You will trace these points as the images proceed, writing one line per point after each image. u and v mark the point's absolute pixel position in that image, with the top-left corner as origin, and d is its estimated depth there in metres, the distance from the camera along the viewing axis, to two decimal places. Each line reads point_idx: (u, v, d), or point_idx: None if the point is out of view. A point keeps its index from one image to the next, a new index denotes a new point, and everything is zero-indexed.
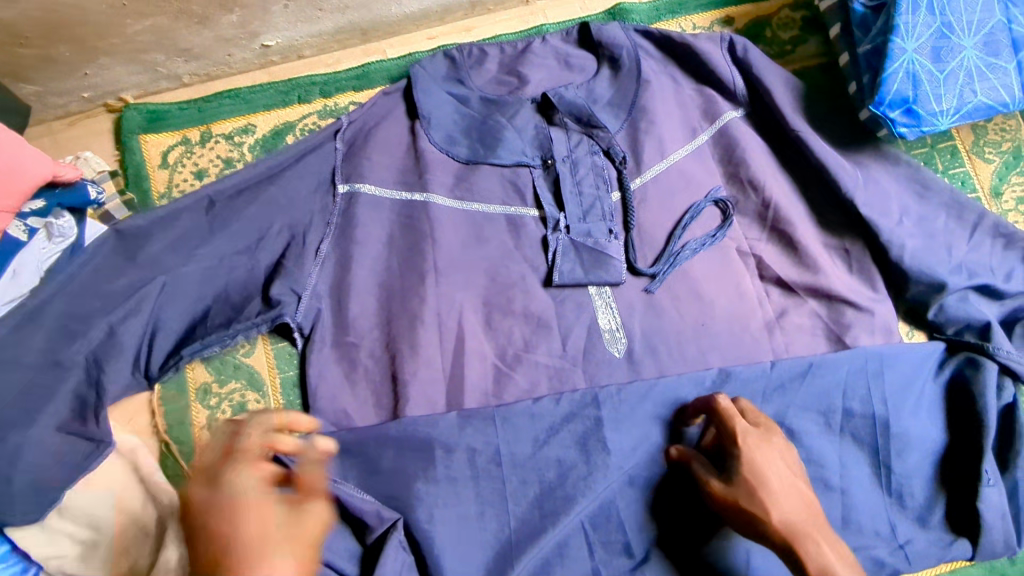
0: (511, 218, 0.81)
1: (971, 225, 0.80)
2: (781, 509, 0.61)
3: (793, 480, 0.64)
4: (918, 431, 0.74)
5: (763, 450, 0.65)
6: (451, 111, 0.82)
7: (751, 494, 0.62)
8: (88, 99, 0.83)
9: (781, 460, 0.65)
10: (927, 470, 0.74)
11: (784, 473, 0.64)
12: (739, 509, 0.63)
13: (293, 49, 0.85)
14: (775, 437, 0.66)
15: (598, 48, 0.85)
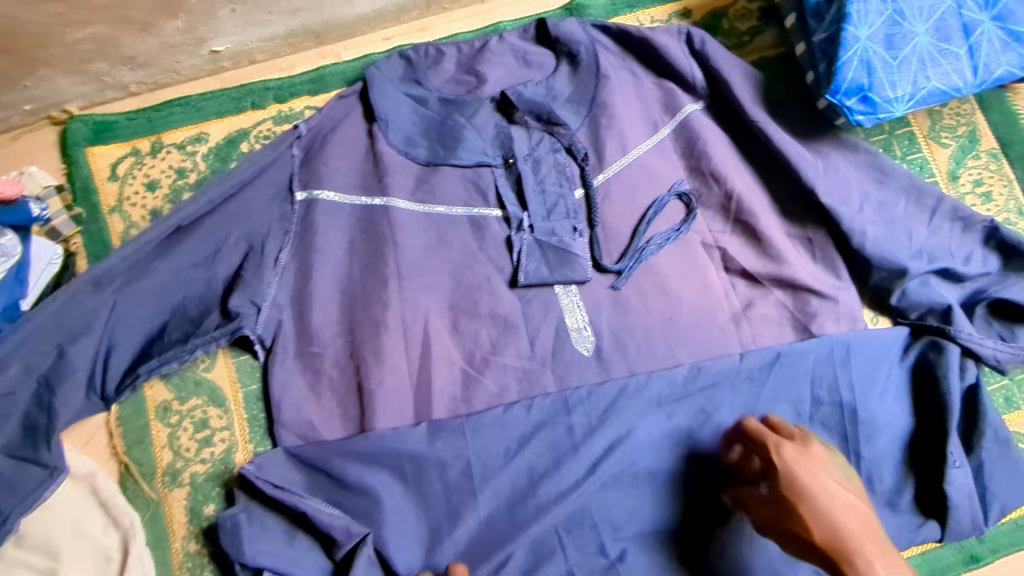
0: (474, 220, 0.80)
1: (929, 209, 0.81)
2: (824, 524, 0.60)
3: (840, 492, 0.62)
4: (885, 416, 0.75)
5: (802, 463, 0.64)
6: (410, 112, 0.81)
7: (792, 511, 0.62)
8: (30, 112, 0.80)
9: (826, 471, 0.63)
10: (895, 454, 0.75)
11: (827, 484, 0.63)
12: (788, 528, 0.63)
13: (244, 53, 0.83)
14: (816, 449, 0.66)
15: (555, 44, 0.84)
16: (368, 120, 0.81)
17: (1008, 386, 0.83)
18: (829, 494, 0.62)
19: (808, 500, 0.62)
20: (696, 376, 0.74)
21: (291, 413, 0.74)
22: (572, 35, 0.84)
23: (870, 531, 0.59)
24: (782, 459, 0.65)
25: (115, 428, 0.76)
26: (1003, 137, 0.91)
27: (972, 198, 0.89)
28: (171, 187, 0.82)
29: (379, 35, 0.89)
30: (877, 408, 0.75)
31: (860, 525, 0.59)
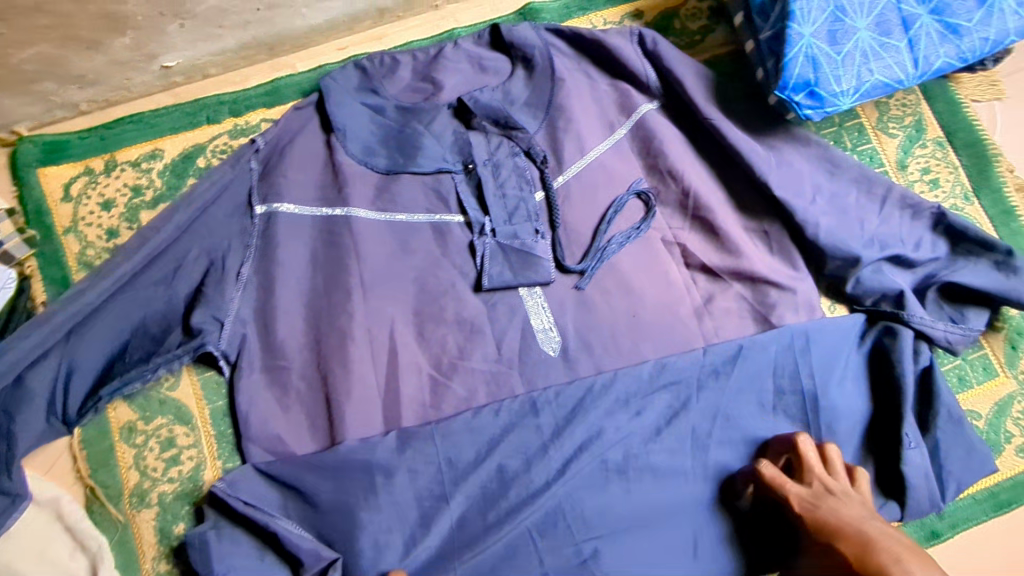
0: (436, 226, 0.80)
1: (880, 198, 0.83)
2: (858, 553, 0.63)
3: (868, 520, 0.65)
4: (845, 402, 0.77)
5: (821, 501, 0.68)
6: (368, 122, 0.81)
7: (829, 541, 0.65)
8: None
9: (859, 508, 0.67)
10: (855, 438, 0.77)
11: (852, 516, 0.66)
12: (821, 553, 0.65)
13: (197, 66, 0.83)
14: (833, 483, 0.70)
15: (510, 49, 0.85)
16: (326, 131, 0.81)
17: (961, 365, 0.86)
18: (856, 524, 0.65)
19: (836, 534, 0.65)
20: (661, 371, 0.75)
21: (259, 427, 0.73)
22: (525, 40, 0.85)
23: (902, 545, 0.62)
24: (802, 502, 0.69)
25: (79, 452, 0.75)
26: (948, 125, 0.94)
27: (921, 186, 0.92)
28: (127, 206, 0.81)
29: (335, 46, 0.89)
30: (837, 395, 0.77)
31: (888, 541, 0.62)
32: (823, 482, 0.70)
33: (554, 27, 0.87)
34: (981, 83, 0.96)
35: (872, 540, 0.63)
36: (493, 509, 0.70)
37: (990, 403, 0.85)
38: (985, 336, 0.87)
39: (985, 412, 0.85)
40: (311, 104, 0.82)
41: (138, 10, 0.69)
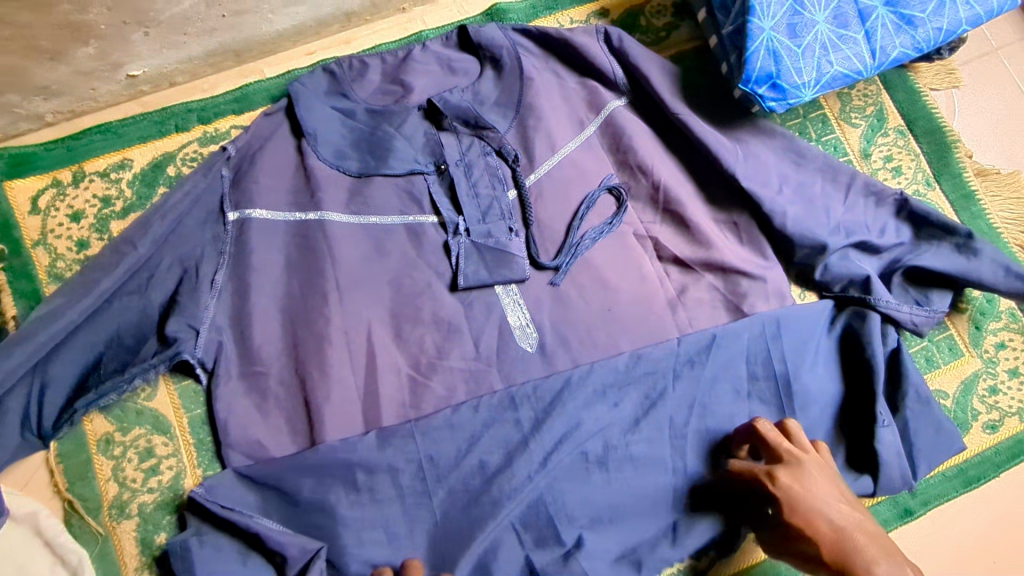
0: (411, 227, 0.81)
1: (845, 186, 0.85)
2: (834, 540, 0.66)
3: (841, 507, 0.68)
4: (817, 385, 0.79)
5: (802, 488, 0.69)
6: (338, 125, 0.81)
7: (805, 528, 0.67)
8: None
9: (830, 489, 0.69)
10: (827, 420, 0.79)
11: (828, 504, 0.68)
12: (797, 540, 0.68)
13: (164, 75, 0.83)
14: (809, 464, 0.70)
15: (478, 50, 0.86)
16: (296, 135, 0.81)
17: (927, 347, 0.88)
18: (830, 517, 0.67)
19: (815, 525, 0.67)
20: (637, 362, 0.76)
21: (238, 434, 0.73)
22: (493, 41, 0.86)
23: (870, 537, 0.66)
24: (784, 488, 0.69)
25: (55, 466, 0.74)
26: (907, 114, 0.97)
27: (885, 174, 0.95)
28: (97, 216, 0.81)
29: (303, 52, 0.90)
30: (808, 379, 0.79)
31: (864, 538, 0.66)
32: (800, 464, 0.70)
33: (521, 27, 0.88)
34: (936, 72, 0.99)
35: (848, 534, 0.66)
36: (476, 506, 0.71)
37: (956, 381, 0.87)
38: (950, 317, 0.90)
39: (952, 391, 0.87)
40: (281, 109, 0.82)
41: (100, 17, 0.69)
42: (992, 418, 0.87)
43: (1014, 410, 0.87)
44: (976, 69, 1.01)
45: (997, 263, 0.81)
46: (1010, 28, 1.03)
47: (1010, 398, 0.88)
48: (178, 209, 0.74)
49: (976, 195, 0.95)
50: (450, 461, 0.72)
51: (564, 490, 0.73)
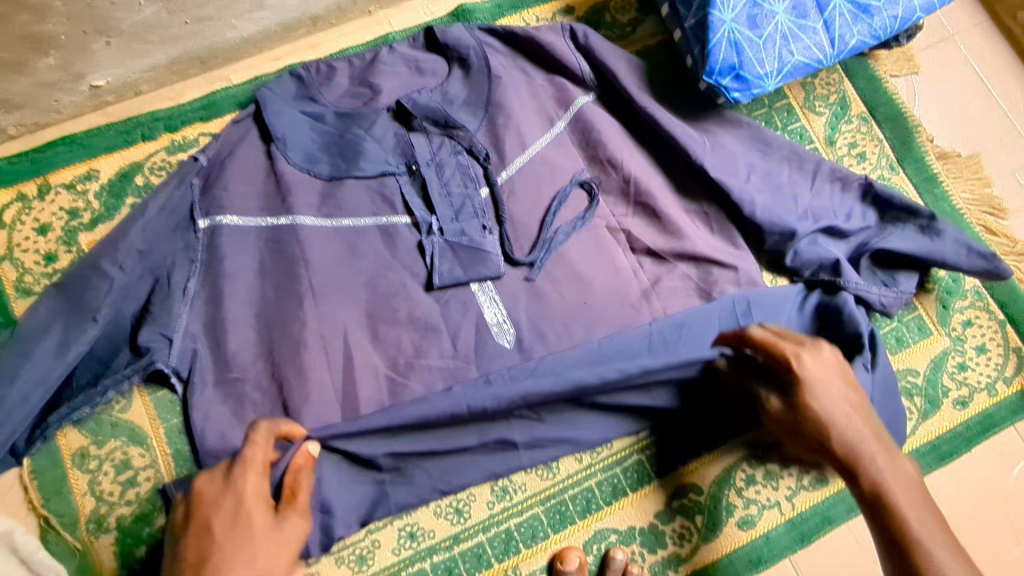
0: (384, 228, 0.81)
1: (810, 172, 0.87)
2: (843, 432, 0.68)
3: (853, 398, 0.70)
4: None
5: (822, 376, 0.69)
6: (307, 129, 0.81)
7: (817, 418, 0.68)
8: None
9: (842, 384, 0.70)
10: None
11: (843, 395, 0.69)
12: (806, 429, 0.69)
13: (131, 85, 0.83)
14: (827, 356, 0.71)
15: (446, 50, 0.87)
16: (265, 141, 0.81)
17: (898, 327, 0.90)
18: (841, 410, 0.68)
19: (829, 412, 0.68)
20: (611, 345, 0.77)
21: (215, 441, 0.73)
22: (460, 41, 0.86)
23: (876, 432, 0.69)
24: (806, 374, 0.69)
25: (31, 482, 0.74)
26: (868, 100, 1.00)
27: (849, 161, 0.98)
28: (64, 229, 0.80)
29: (270, 58, 0.89)
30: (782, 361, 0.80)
31: (871, 431, 0.68)
32: (819, 354, 0.71)
33: (488, 28, 0.89)
34: (896, 60, 1.02)
35: (858, 425, 0.68)
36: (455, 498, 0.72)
37: (927, 359, 0.89)
38: (918, 298, 0.91)
39: (923, 369, 0.89)
40: (249, 115, 0.82)
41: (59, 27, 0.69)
42: (963, 394, 0.88)
43: (983, 385, 0.89)
44: (935, 55, 1.03)
45: (959, 241, 0.83)
46: (965, 15, 1.05)
47: (979, 373, 0.90)
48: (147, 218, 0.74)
49: (938, 178, 0.98)
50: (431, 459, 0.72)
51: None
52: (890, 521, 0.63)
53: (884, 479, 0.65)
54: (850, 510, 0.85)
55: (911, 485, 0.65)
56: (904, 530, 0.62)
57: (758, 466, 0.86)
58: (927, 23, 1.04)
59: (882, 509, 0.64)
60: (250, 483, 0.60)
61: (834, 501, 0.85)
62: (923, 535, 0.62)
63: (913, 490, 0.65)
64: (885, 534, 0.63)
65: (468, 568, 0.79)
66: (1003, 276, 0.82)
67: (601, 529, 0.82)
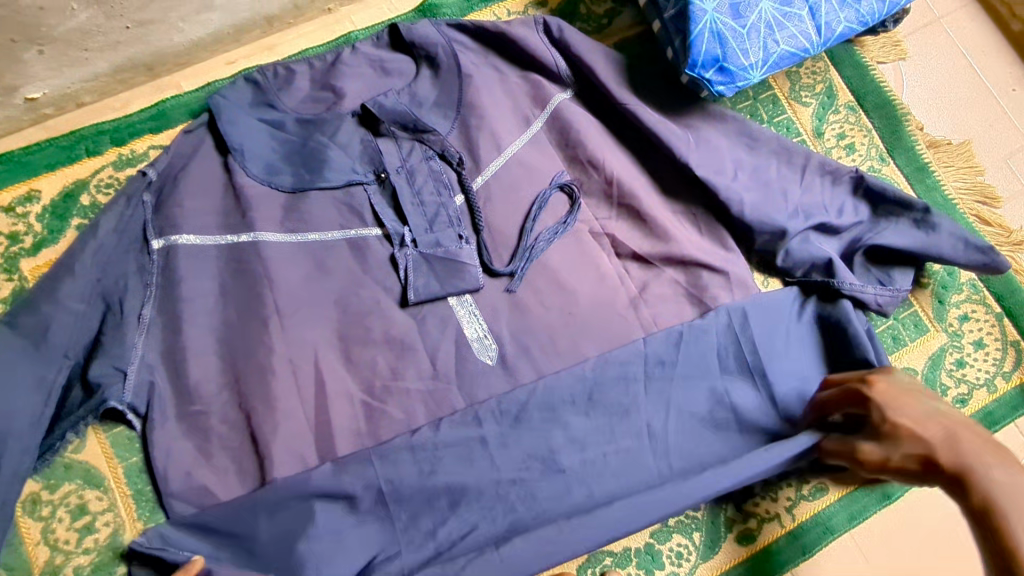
0: (353, 242, 0.76)
1: (800, 167, 0.83)
2: (947, 446, 0.62)
3: (944, 411, 0.65)
4: (793, 359, 0.77)
5: (900, 393, 0.66)
6: (268, 137, 0.76)
7: (912, 435, 0.63)
8: None
9: (930, 402, 0.66)
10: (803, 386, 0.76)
11: (932, 411, 0.65)
12: (903, 453, 0.64)
13: (78, 89, 0.78)
14: (900, 375, 0.69)
15: (412, 48, 0.81)
16: (220, 154, 0.75)
17: (893, 325, 0.87)
18: (935, 421, 0.64)
19: (922, 427, 0.63)
20: (602, 367, 0.73)
21: (180, 479, 0.68)
22: (427, 36, 0.81)
23: (984, 441, 0.62)
24: (879, 394, 0.66)
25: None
26: (853, 89, 0.95)
27: (838, 150, 0.94)
28: (6, 255, 0.76)
29: (226, 62, 0.85)
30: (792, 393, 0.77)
31: (973, 444, 0.62)
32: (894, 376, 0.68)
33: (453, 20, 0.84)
34: (883, 44, 0.98)
35: (958, 436, 0.63)
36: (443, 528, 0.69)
37: (923, 357, 0.87)
38: (913, 293, 0.89)
39: (920, 367, 0.86)
40: (197, 123, 0.76)
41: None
42: (961, 392, 0.86)
43: (982, 381, 0.87)
44: (922, 40, 1.00)
45: (956, 235, 0.79)
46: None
47: (977, 369, 0.87)
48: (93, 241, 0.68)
49: (928, 166, 0.94)
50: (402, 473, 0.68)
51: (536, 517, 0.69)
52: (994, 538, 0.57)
53: (992, 492, 0.59)
54: (853, 520, 0.84)
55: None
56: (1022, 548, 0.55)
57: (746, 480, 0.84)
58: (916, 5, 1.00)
59: (986, 523, 0.58)
60: None
61: (838, 509, 0.84)
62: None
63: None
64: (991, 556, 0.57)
65: None
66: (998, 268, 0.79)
67: (593, 556, 0.80)
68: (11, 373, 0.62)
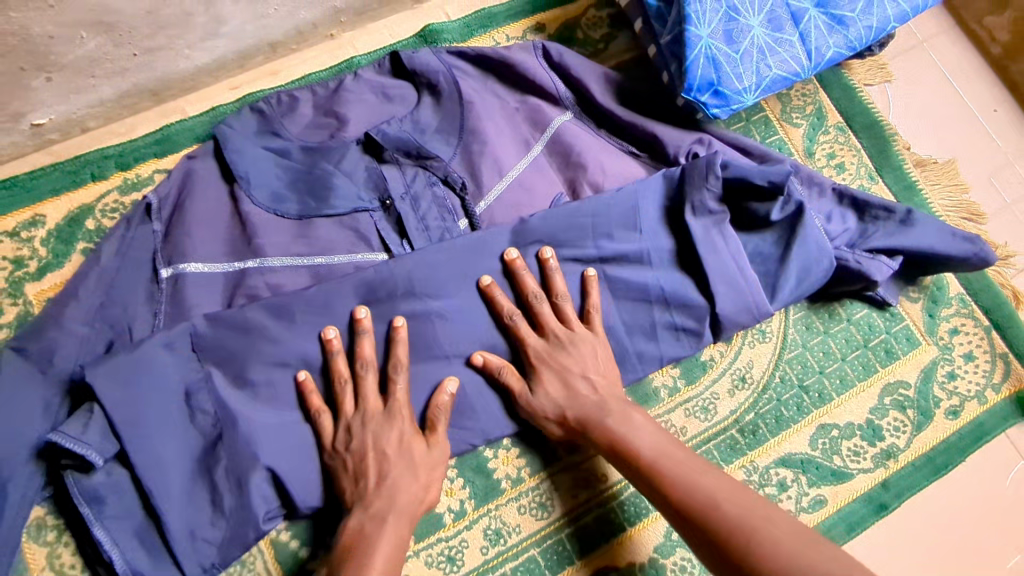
0: (501, 201, 0.93)
1: (950, 233, 0.93)
2: (707, 501, 0.71)
3: (595, 359, 0.84)
4: (816, 255, 0.89)
5: (557, 354, 0.84)
6: (403, 189, 0.91)
7: (678, 495, 0.73)
8: (136, 59, 0.86)
9: (692, 464, 0.76)
10: (808, 287, 0.91)
11: (581, 364, 0.84)
12: (676, 510, 0.73)
13: (219, 64, 0.96)
14: (556, 328, 0.85)
15: (693, 173, 0.88)
16: (380, 198, 0.91)
17: None
18: (693, 481, 0.73)
19: (685, 494, 0.73)
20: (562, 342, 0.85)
21: None
22: (572, 139, 0.97)
23: (735, 492, 0.71)
24: (540, 367, 0.84)
25: (51, 521, 0.82)
26: (898, 198, 1.07)
27: (943, 329, 1.02)
28: None
29: (353, 45, 1.04)
30: (703, 288, 0.89)
31: (621, 412, 0.82)
32: (564, 329, 0.85)
33: (574, 109, 0.99)
34: (939, 171, 1.09)
35: (597, 398, 0.83)
36: None
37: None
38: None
39: None
40: (357, 142, 0.93)
41: (134, 19, 0.79)
42: None
43: None
44: (978, 171, 1.10)
45: (937, 229, 0.92)
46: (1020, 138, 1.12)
47: None
48: (201, 213, 0.86)
49: (1007, 302, 1.04)
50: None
51: (443, 313, 0.84)
52: (704, 520, 0.70)
53: (679, 481, 0.74)
54: (850, 532, 0.93)
55: (687, 465, 0.75)
56: (679, 492, 0.73)
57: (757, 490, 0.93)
58: (978, 139, 1.12)
59: (683, 500, 0.72)
60: (400, 422, 0.79)
61: (835, 521, 0.93)
62: (737, 517, 0.68)
63: (716, 483, 0.73)
64: (678, 523, 0.73)
65: (550, 563, 0.88)
66: (988, 263, 0.92)
67: (602, 569, 0.88)
68: (129, 304, 0.82)
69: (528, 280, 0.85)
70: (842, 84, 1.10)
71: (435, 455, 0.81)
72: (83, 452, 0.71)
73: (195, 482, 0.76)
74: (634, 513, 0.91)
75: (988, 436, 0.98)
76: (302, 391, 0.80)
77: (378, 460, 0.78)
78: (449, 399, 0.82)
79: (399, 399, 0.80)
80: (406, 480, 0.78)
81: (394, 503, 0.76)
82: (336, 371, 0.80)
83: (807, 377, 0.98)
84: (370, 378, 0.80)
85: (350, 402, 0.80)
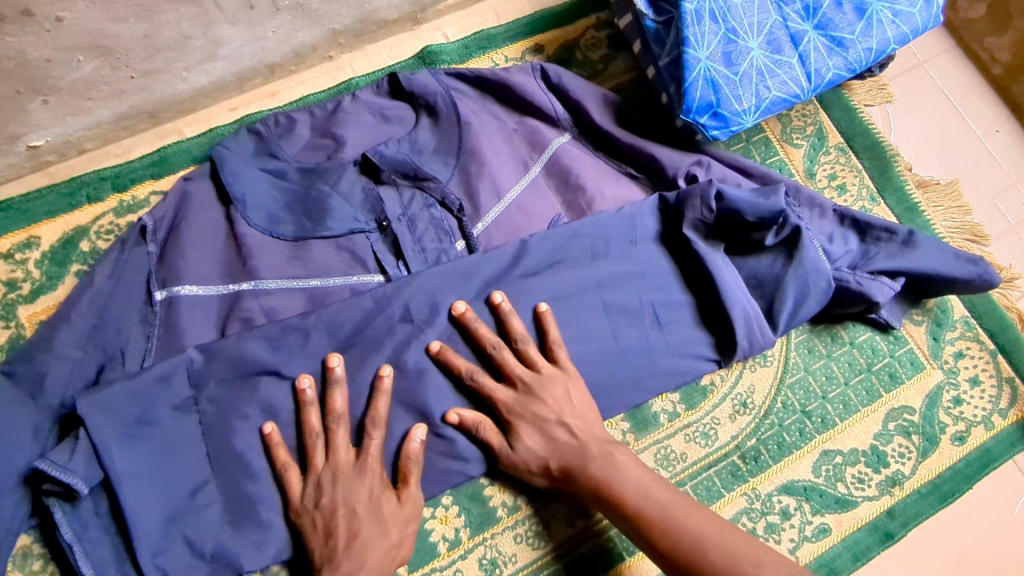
0: (496, 223, 0.92)
1: (951, 254, 0.92)
2: (697, 541, 0.72)
3: (571, 397, 0.82)
4: (814, 280, 0.87)
5: (528, 403, 0.82)
6: (400, 211, 0.90)
7: (663, 535, 0.74)
8: (134, 81, 0.86)
9: (675, 503, 0.77)
10: (809, 311, 0.90)
11: (556, 410, 0.82)
12: (661, 551, 0.74)
13: (218, 86, 0.96)
14: (543, 366, 0.83)
15: (684, 203, 0.87)
16: (377, 220, 0.90)
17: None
18: (682, 520, 0.74)
19: (670, 537, 0.73)
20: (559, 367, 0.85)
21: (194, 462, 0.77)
22: (570, 162, 0.96)
23: (721, 528, 0.73)
24: (515, 420, 0.82)
25: (39, 549, 0.80)
26: (900, 220, 1.06)
27: (948, 353, 1.01)
28: None
29: (351, 66, 1.04)
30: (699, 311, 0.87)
31: (601, 452, 0.81)
32: (540, 377, 0.82)
33: (572, 131, 0.99)
34: (942, 192, 1.08)
35: (576, 439, 0.82)
36: (433, 484, 0.83)
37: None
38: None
39: None
40: (355, 164, 0.92)
41: (132, 43, 0.79)
42: None
43: None
44: (980, 192, 1.09)
45: (942, 253, 0.91)
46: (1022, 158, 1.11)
47: None
48: (195, 235, 0.86)
49: (1013, 326, 1.02)
50: (392, 444, 0.82)
51: (440, 337, 0.83)
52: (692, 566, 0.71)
53: (663, 525, 0.74)
54: (855, 562, 0.91)
55: (669, 506, 0.76)
56: (664, 536, 0.74)
57: (760, 519, 0.91)
58: (982, 160, 1.11)
59: (668, 543, 0.73)
60: (370, 479, 0.78)
61: (841, 550, 0.91)
62: (729, 561, 0.70)
63: (700, 527, 0.73)
64: (666, 566, 0.74)
65: None
66: (992, 285, 0.91)
67: None
68: (120, 329, 0.81)
69: (483, 331, 0.82)
70: (843, 105, 1.10)
71: (407, 508, 0.80)
72: (69, 481, 0.70)
73: (186, 509, 0.75)
74: (623, 548, 0.89)
75: (995, 463, 0.96)
76: (269, 445, 0.78)
77: (350, 517, 0.76)
78: (418, 447, 0.80)
79: (372, 454, 0.78)
80: (377, 537, 0.77)
81: (364, 561, 0.75)
82: (308, 425, 0.78)
83: (809, 403, 0.96)
84: (342, 432, 0.78)
85: (320, 456, 0.78)
